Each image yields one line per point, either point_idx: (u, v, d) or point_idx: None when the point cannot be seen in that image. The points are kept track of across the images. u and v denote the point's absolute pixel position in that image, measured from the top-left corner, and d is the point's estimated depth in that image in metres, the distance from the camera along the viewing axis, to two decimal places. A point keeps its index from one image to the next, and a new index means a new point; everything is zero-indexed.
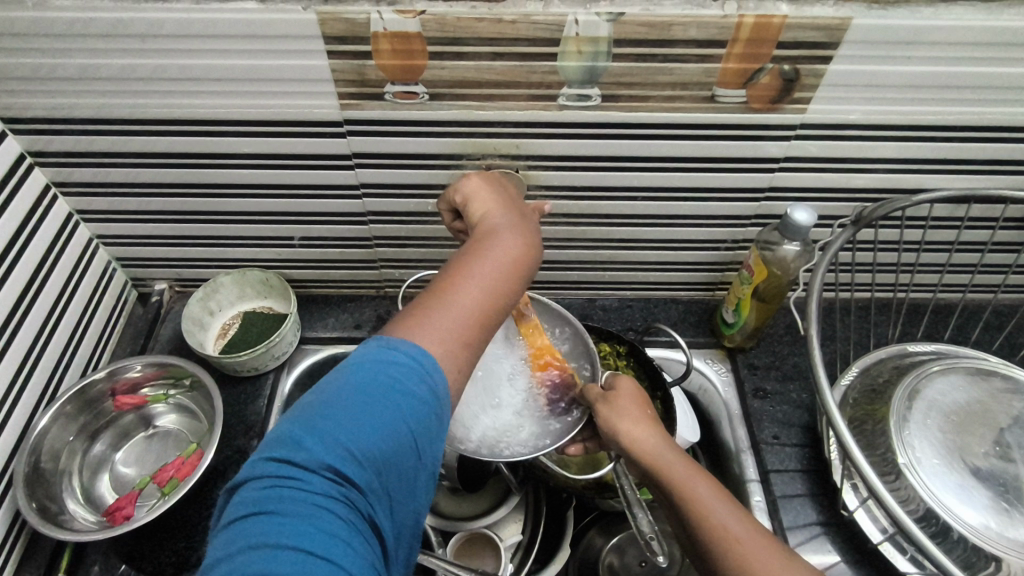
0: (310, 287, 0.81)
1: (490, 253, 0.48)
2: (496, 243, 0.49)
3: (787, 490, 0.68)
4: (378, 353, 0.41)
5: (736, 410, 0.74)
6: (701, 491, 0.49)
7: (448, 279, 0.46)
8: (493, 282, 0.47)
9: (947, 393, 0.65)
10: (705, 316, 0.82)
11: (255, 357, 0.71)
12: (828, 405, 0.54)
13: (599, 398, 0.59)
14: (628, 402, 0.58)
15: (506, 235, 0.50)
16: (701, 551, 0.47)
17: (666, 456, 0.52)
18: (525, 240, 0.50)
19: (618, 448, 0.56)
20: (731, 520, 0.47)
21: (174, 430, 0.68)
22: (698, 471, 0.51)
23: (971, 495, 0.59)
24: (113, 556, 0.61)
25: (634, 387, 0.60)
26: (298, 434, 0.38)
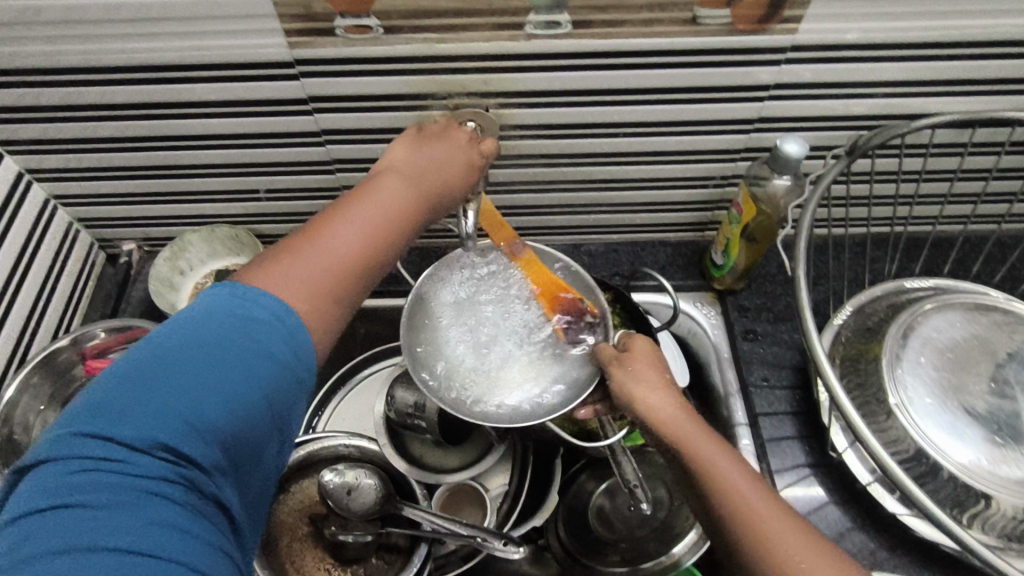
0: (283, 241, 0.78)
1: (366, 202, 0.46)
2: (371, 193, 0.47)
3: (776, 433, 0.66)
4: (227, 313, 0.39)
5: (726, 353, 0.72)
6: (717, 460, 0.47)
7: (310, 232, 0.44)
8: (363, 232, 0.45)
9: (943, 330, 0.62)
10: (695, 257, 0.78)
11: None
12: (816, 352, 0.51)
13: (614, 361, 0.57)
14: (645, 366, 0.55)
15: (388, 184, 0.48)
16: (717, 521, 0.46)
17: (688, 427, 0.50)
18: (409, 188, 0.48)
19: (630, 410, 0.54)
20: (747, 491, 0.45)
21: None
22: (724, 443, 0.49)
23: (964, 434, 0.57)
24: None
25: (658, 352, 0.57)
26: (120, 407, 0.34)
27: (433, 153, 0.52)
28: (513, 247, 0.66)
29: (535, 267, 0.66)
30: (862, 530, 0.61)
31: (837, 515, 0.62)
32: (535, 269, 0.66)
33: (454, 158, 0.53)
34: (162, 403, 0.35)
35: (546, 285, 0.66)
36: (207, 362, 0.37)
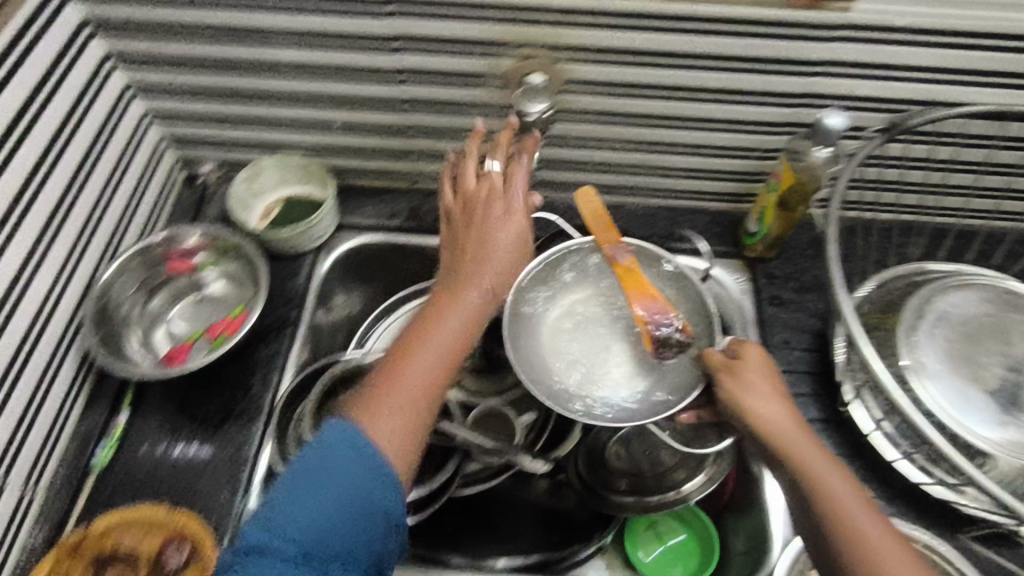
0: (347, 177, 0.84)
1: (436, 331, 0.54)
2: (439, 321, 0.55)
3: (791, 389, 0.71)
4: (325, 448, 0.44)
5: (750, 315, 0.77)
6: (828, 475, 0.51)
7: (391, 369, 0.51)
8: (436, 362, 0.52)
9: (959, 306, 0.67)
10: (730, 227, 0.83)
11: (295, 237, 0.76)
12: (842, 305, 0.57)
13: (725, 367, 0.60)
14: (763, 378, 0.58)
15: (456, 305, 0.56)
16: (816, 527, 0.49)
17: (797, 441, 0.53)
18: (472, 313, 0.56)
19: (739, 421, 0.58)
20: (854, 507, 0.48)
21: (222, 296, 0.73)
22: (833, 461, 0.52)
23: (971, 402, 0.61)
24: (169, 403, 0.68)
25: (775, 368, 0.60)
26: (255, 536, 0.41)
27: (480, 254, 0.59)
28: (614, 250, 0.72)
29: (632, 270, 0.71)
30: (863, 481, 0.66)
31: (842, 466, 0.67)
32: (632, 273, 0.70)
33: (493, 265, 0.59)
34: (284, 531, 0.41)
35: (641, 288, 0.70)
36: (316, 494, 0.42)
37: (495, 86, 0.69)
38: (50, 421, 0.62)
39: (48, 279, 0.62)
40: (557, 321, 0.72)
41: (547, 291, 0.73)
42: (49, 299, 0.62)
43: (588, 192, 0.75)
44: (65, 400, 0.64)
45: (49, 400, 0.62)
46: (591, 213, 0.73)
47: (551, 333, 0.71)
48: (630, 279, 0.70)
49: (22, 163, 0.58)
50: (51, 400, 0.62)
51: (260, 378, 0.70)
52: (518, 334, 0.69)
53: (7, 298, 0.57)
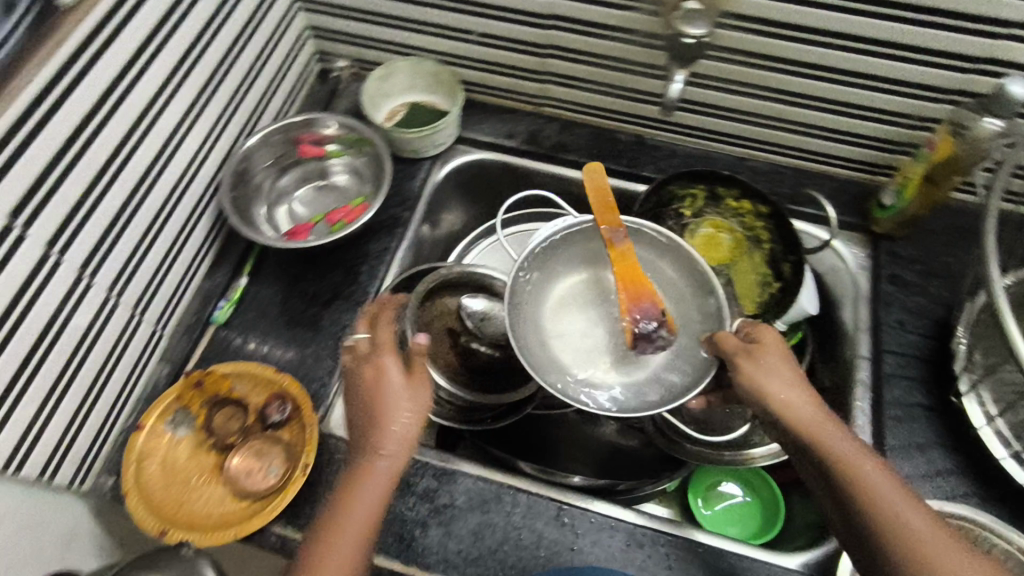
0: (473, 91, 0.85)
1: (369, 482, 0.50)
2: (370, 474, 0.50)
3: (898, 370, 0.68)
4: None
5: (864, 292, 0.74)
6: (885, 488, 0.48)
7: (324, 536, 0.49)
8: (371, 507, 0.50)
9: None
10: (859, 198, 0.78)
11: (419, 139, 0.77)
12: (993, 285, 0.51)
13: (742, 350, 0.54)
14: (783, 369, 0.53)
15: (379, 455, 0.51)
16: (877, 547, 0.47)
17: (825, 427, 0.51)
18: (406, 432, 0.51)
19: (755, 404, 0.54)
20: (922, 529, 0.46)
21: (343, 186, 0.77)
22: (865, 450, 0.50)
23: None
24: (283, 277, 0.72)
25: (790, 354, 0.55)
26: None
27: (393, 397, 0.52)
28: (612, 233, 0.63)
29: (628, 259, 0.62)
30: (961, 476, 0.63)
31: (940, 456, 0.64)
32: (628, 263, 0.62)
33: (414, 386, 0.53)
34: None
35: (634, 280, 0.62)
36: None
37: (646, 11, 0.67)
38: (181, 275, 0.67)
39: (195, 143, 0.64)
40: (559, 302, 0.67)
41: (550, 271, 0.67)
42: (194, 161, 0.64)
43: (597, 166, 0.66)
44: (195, 257, 0.68)
45: (184, 254, 0.66)
46: (601, 191, 0.65)
47: (558, 313, 0.66)
48: (624, 272, 0.62)
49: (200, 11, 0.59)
50: (185, 254, 0.66)
51: (367, 269, 0.73)
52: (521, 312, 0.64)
53: (163, 150, 0.59)
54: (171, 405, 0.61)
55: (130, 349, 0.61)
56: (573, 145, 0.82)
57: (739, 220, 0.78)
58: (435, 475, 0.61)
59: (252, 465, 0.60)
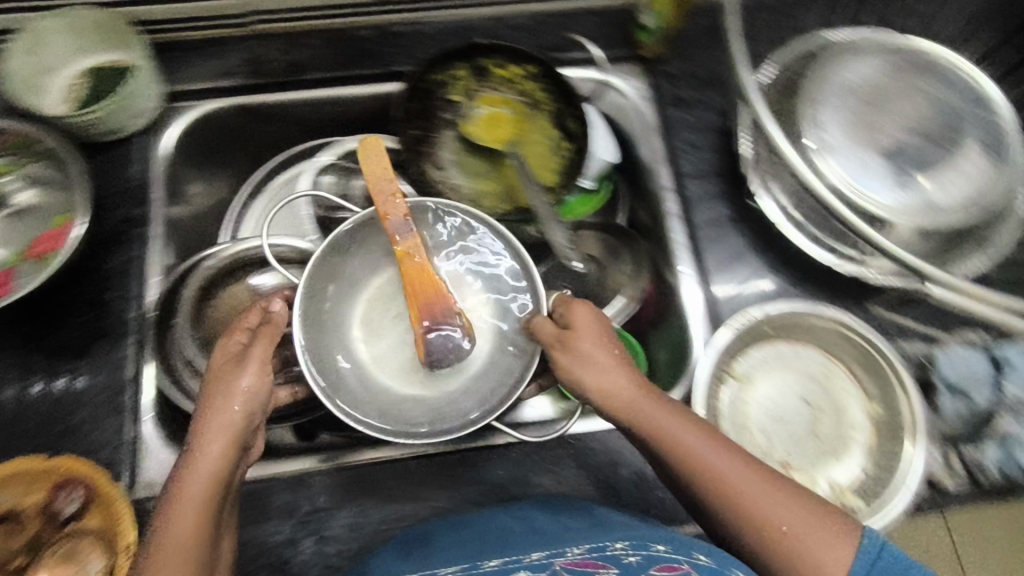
0: (160, 31, 0.67)
1: (170, 538, 0.42)
2: (173, 526, 0.42)
3: (701, 192, 0.69)
4: None
5: (652, 120, 0.72)
6: (703, 448, 0.46)
7: None
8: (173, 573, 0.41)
9: (860, 74, 0.64)
10: (622, 25, 0.73)
11: (110, 117, 0.63)
12: (750, 96, 0.50)
13: (556, 342, 0.51)
14: (591, 346, 0.50)
15: (184, 497, 0.43)
16: (705, 502, 0.46)
17: (641, 406, 0.48)
18: (224, 464, 0.45)
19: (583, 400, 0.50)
20: (743, 481, 0.45)
21: (36, 206, 0.60)
22: (682, 415, 0.48)
23: (873, 173, 0.60)
24: (10, 342, 0.59)
25: (604, 325, 0.52)
26: None
27: (211, 420, 0.46)
28: (396, 229, 0.56)
29: (412, 260, 0.56)
30: (776, 270, 0.67)
31: (755, 258, 0.67)
32: (414, 265, 0.56)
33: (245, 399, 0.47)
34: None
35: (418, 287, 0.56)
36: None
37: None
38: None
39: None
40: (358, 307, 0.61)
41: (346, 279, 0.60)
42: None
43: (372, 144, 0.57)
44: None
45: None
46: (371, 172, 0.56)
47: (359, 321, 0.61)
48: (412, 269, 0.56)
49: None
50: None
51: (116, 290, 0.61)
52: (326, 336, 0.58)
53: None
54: None
55: None
56: (310, 61, 0.69)
57: (514, 88, 0.71)
58: (288, 487, 0.56)
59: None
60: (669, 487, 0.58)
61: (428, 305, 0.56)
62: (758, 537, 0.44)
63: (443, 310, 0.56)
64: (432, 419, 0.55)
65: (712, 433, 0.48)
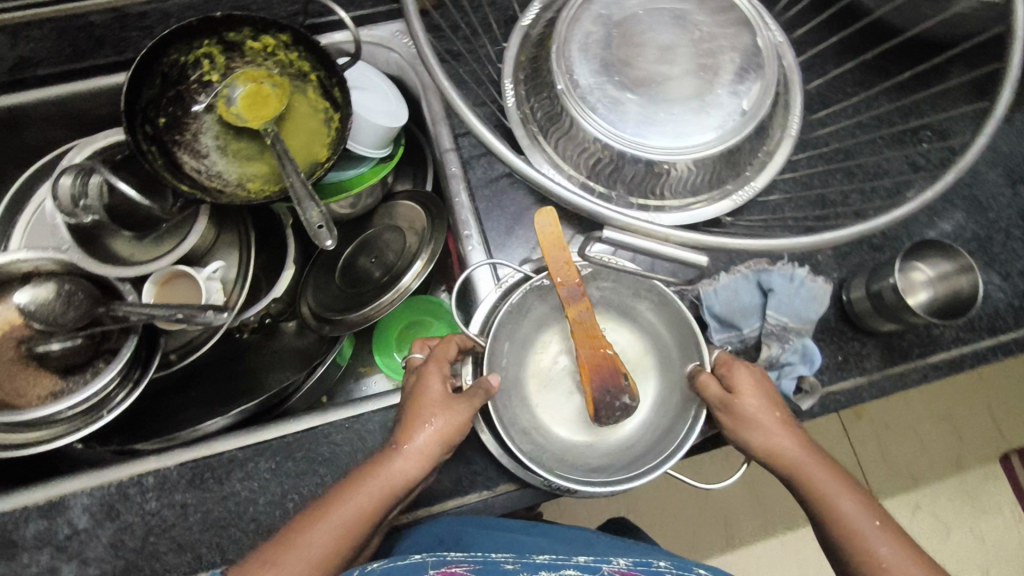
0: None
1: (321, 527, 0.48)
2: (331, 516, 0.48)
3: (477, 150, 0.66)
4: None
5: (428, 79, 0.68)
6: (843, 496, 0.50)
7: (270, 555, 0.47)
8: (311, 557, 0.47)
9: (613, 6, 0.60)
10: None
11: None
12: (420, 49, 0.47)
13: (721, 406, 0.51)
14: (753, 404, 0.51)
15: (350, 499, 0.49)
16: (825, 535, 0.50)
17: (805, 465, 0.50)
18: (385, 491, 0.50)
19: (744, 453, 0.53)
20: (893, 560, 0.47)
21: None
22: (844, 482, 0.50)
23: (625, 113, 0.57)
24: None
25: (767, 387, 0.52)
26: None
27: (406, 438, 0.51)
28: (573, 295, 0.54)
29: (589, 329, 0.55)
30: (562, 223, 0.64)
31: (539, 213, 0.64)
32: (590, 334, 0.55)
33: (433, 437, 0.51)
34: None
35: (597, 355, 0.55)
36: None
37: None
38: None
39: None
40: (549, 347, 0.62)
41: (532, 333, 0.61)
42: None
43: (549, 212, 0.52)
44: None
45: None
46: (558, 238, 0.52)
47: (533, 372, 0.61)
48: (581, 334, 0.55)
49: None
50: None
51: None
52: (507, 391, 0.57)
53: None
54: None
55: None
56: (38, 55, 0.64)
57: (273, 60, 0.67)
58: (43, 513, 0.54)
59: None
60: (449, 464, 0.57)
61: (599, 367, 0.56)
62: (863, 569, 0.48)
63: (608, 374, 0.55)
64: (630, 458, 0.54)
65: (866, 500, 0.50)
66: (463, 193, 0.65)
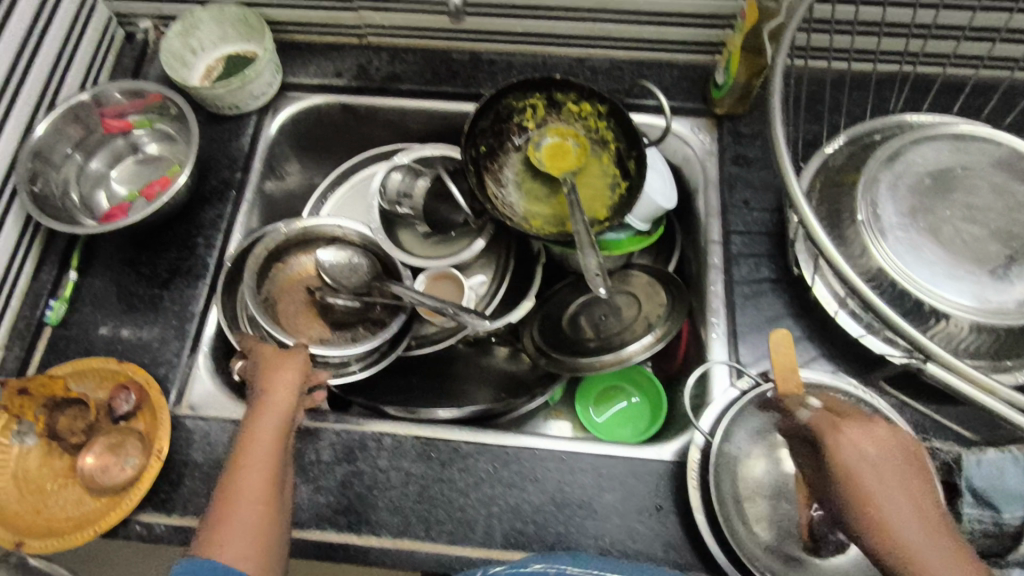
0: (290, 32, 0.79)
1: (241, 465, 0.52)
2: (244, 460, 0.52)
3: (746, 250, 0.69)
4: None
5: (713, 175, 0.74)
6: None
7: (224, 502, 0.50)
8: (256, 490, 0.51)
9: (928, 158, 0.62)
10: (700, 82, 0.77)
11: (233, 94, 0.72)
12: (777, 147, 0.48)
13: (820, 431, 0.46)
14: (867, 463, 0.43)
15: (249, 444, 0.54)
16: None
17: (899, 515, 0.41)
18: (274, 426, 0.55)
19: (839, 514, 0.44)
20: None
21: (160, 156, 0.73)
22: (934, 544, 0.39)
23: (922, 256, 0.58)
24: (116, 263, 0.69)
25: (886, 452, 0.43)
26: None
27: (273, 378, 0.59)
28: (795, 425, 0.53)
29: None
30: (813, 342, 0.65)
31: (792, 325, 0.66)
32: None
33: (288, 375, 0.59)
34: None
35: None
36: None
37: None
38: None
39: None
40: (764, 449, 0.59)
41: None
42: None
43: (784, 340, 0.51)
44: (9, 266, 0.65)
45: None
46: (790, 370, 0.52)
47: (748, 476, 0.57)
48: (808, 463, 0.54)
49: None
50: None
51: (203, 240, 0.70)
52: (725, 485, 0.56)
53: None
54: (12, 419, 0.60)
55: None
56: (406, 75, 0.79)
57: (582, 123, 0.76)
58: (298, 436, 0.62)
59: (107, 462, 0.59)
60: (651, 522, 0.58)
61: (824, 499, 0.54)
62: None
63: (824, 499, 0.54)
64: None
65: None
66: (721, 284, 0.68)
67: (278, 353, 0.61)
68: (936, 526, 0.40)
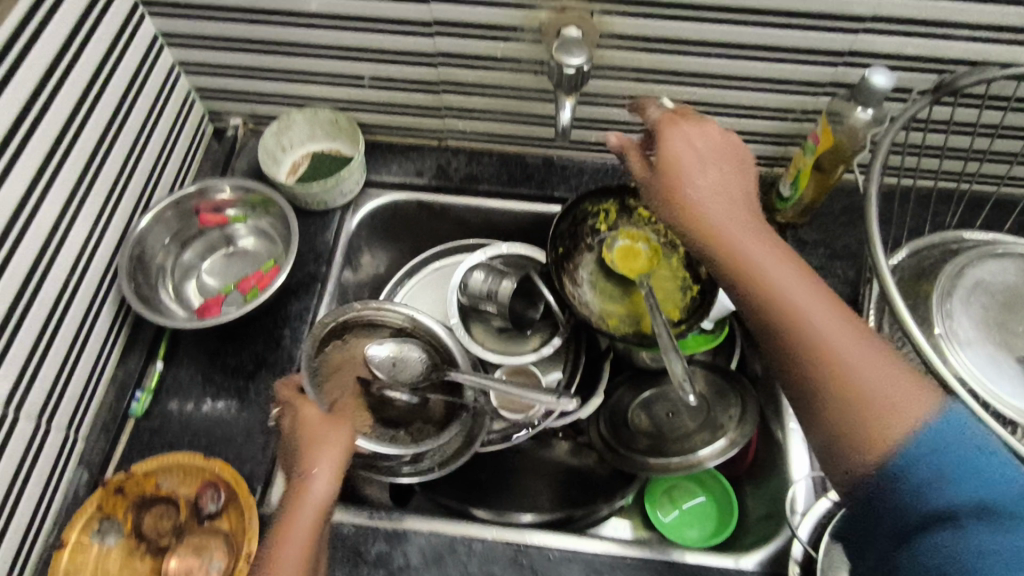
0: (375, 133, 0.83)
1: (278, 541, 0.51)
2: (282, 537, 0.52)
3: None
4: None
5: None
6: (799, 301, 0.48)
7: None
8: (292, 568, 0.50)
9: (996, 276, 0.66)
10: (762, 192, 0.82)
11: (324, 192, 0.75)
12: (881, 266, 0.53)
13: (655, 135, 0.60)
14: (692, 149, 0.57)
15: (285, 522, 0.53)
16: (800, 371, 0.47)
17: (733, 233, 0.53)
18: (313, 500, 0.54)
19: (671, 221, 0.57)
20: (827, 331, 0.46)
21: (252, 250, 0.75)
22: (791, 263, 0.51)
23: (1002, 370, 0.60)
24: (202, 354, 0.69)
25: (712, 142, 0.57)
26: None
27: (313, 446, 0.57)
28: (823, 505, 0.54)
29: None
30: None
31: None
32: None
33: (331, 447, 0.57)
34: None
35: None
36: None
37: (530, 40, 0.67)
38: (84, 386, 0.64)
39: (77, 248, 0.61)
40: None
41: None
42: (81, 262, 0.62)
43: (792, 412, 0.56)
44: (100, 356, 0.65)
45: (84, 359, 0.63)
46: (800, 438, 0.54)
47: None
48: None
49: (38, 62, 0.55)
50: (84, 363, 0.63)
51: (289, 331, 0.71)
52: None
53: (9, 230, 0.54)
54: (95, 515, 0.58)
55: (39, 463, 0.58)
56: (484, 176, 0.83)
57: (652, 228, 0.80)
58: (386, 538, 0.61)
59: (191, 564, 0.58)
60: None
61: None
62: (853, 429, 0.43)
63: None
64: None
65: (837, 307, 0.48)
66: None
67: (322, 422, 0.59)
68: (737, 202, 0.55)
